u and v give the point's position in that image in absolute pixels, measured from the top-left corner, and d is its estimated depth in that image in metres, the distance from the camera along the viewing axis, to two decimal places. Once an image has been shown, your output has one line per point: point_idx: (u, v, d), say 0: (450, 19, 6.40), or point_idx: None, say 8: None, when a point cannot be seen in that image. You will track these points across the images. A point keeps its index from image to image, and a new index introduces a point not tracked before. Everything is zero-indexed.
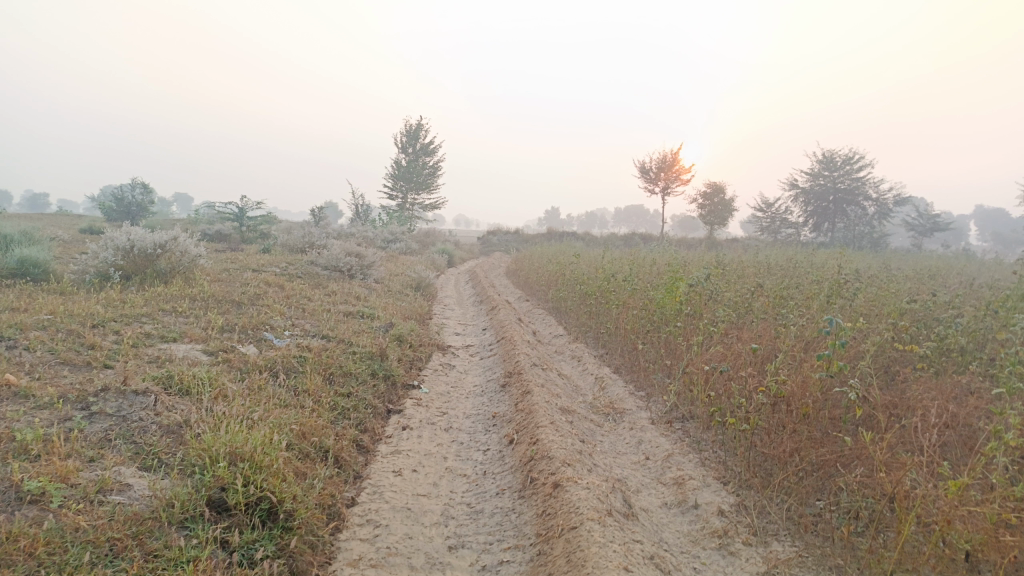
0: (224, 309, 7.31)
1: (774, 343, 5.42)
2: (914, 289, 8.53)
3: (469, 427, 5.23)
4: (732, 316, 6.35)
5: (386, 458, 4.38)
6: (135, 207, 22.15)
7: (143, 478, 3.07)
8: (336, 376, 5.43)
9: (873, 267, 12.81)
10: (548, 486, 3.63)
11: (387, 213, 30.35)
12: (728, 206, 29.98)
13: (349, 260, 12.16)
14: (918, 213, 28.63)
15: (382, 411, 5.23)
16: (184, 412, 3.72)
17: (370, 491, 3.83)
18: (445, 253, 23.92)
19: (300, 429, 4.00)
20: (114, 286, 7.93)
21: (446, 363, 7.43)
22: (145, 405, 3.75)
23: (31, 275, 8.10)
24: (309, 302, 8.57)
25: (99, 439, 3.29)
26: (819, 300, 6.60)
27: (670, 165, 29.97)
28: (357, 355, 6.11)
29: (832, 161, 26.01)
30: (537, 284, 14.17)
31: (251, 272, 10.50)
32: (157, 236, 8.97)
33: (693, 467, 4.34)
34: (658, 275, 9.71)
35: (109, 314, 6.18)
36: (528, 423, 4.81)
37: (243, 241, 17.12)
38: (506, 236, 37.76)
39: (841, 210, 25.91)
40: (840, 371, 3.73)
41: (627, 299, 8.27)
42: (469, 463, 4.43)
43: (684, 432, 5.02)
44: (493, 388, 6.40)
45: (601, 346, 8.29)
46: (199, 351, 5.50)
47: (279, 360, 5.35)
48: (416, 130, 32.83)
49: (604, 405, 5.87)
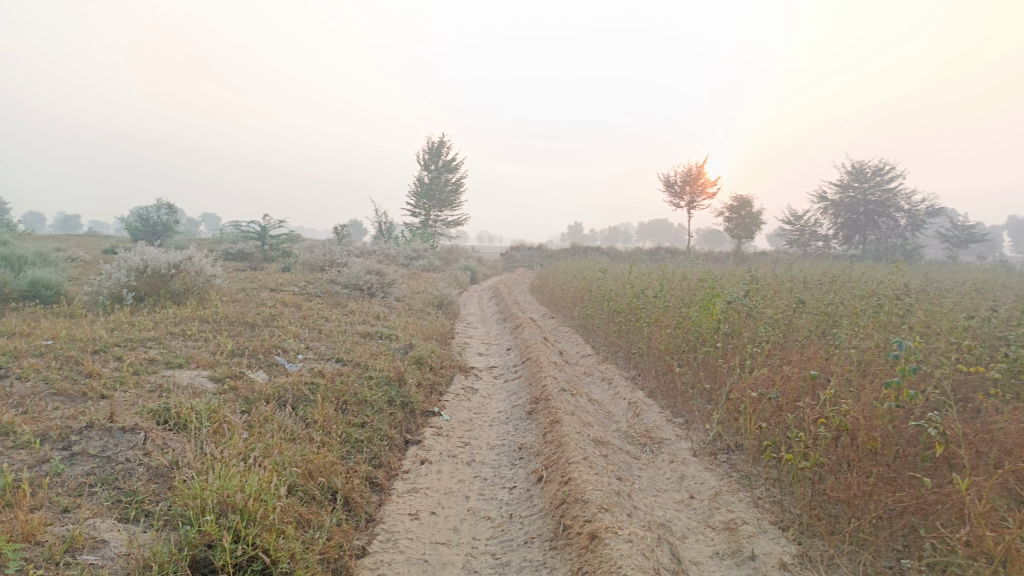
0: (236, 331, 6.98)
1: (827, 366, 4.95)
2: (966, 304, 7.98)
3: (494, 460, 4.79)
4: (776, 337, 5.89)
5: (402, 498, 3.97)
6: (161, 227, 22.15)
7: (123, 533, 2.68)
8: (350, 404, 5.03)
9: (915, 280, 12.19)
10: (584, 537, 3.17)
11: (410, 230, 30.12)
12: (755, 219, 29.34)
13: (370, 278, 11.83)
14: (952, 224, 27.82)
15: (399, 442, 4.83)
16: (176, 452, 3.35)
17: (383, 539, 3.41)
18: (468, 270, 23.59)
19: (306, 468, 3.60)
20: (125, 309, 7.65)
21: (468, 386, 7.02)
22: (133, 443, 3.37)
23: (43, 296, 7.85)
24: (327, 323, 8.23)
25: (78, 486, 2.92)
26: (870, 317, 6.11)
27: (696, 179, 29.44)
28: (373, 379, 5.71)
29: (862, 172, 25.35)
30: (562, 301, 13.73)
31: (270, 292, 10.20)
32: (171, 255, 8.71)
33: (745, 509, 3.87)
34: (690, 290, 9.25)
35: (114, 338, 5.86)
36: (558, 457, 4.37)
37: (266, 259, 16.92)
38: (530, 251, 37.39)
39: (872, 222, 25.19)
40: (913, 399, 3.26)
41: (659, 317, 7.80)
42: (493, 503, 4.00)
43: (731, 467, 4.56)
44: (519, 414, 5.97)
45: (633, 367, 7.82)
46: (205, 378, 5.14)
47: (289, 388, 4.97)
48: (438, 147, 32.73)
49: (639, 434, 5.42)
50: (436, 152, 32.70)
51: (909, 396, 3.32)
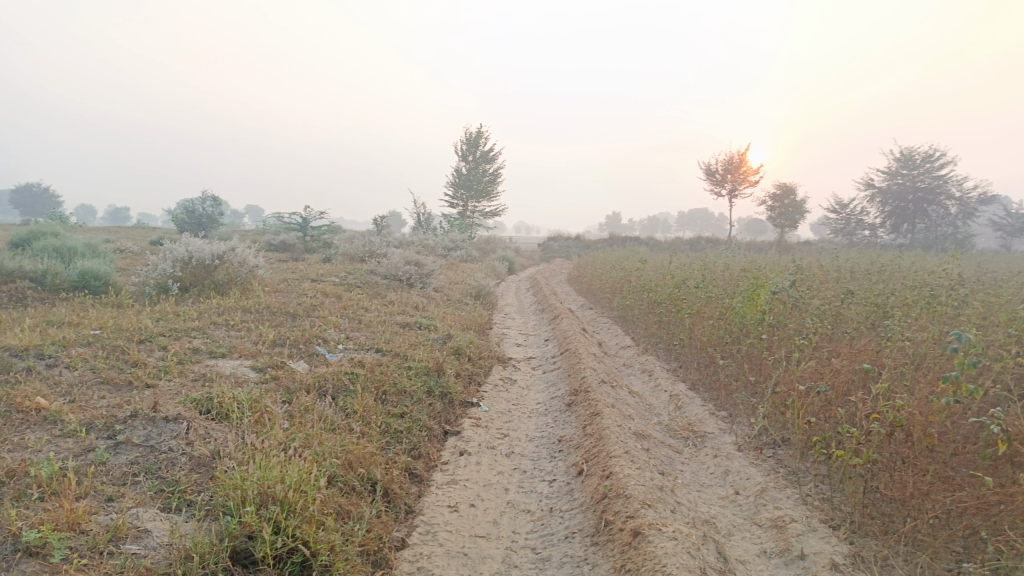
0: (278, 321, 7.04)
1: (878, 359, 4.78)
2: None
3: (533, 453, 4.74)
4: (824, 328, 5.71)
5: (441, 489, 3.94)
6: (206, 218, 22.56)
7: (165, 523, 2.70)
8: (390, 394, 5.03)
9: (968, 270, 11.77)
10: (626, 533, 3.10)
11: (448, 221, 30.19)
12: (799, 208, 28.71)
13: (409, 269, 11.87)
14: (1007, 212, 26.84)
15: (438, 433, 4.80)
16: (218, 442, 3.36)
17: (423, 531, 3.38)
18: (506, 261, 23.53)
19: (346, 459, 3.59)
20: (170, 299, 7.77)
21: (507, 377, 6.98)
22: (176, 433, 3.40)
23: (92, 287, 8.02)
24: (367, 313, 8.26)
25: (122, 475, 2.95)
26: (923, 308, 5.90)
27: (738, 167, 28.90)
28: (412, 370, 5.70)
29: (911, 159, 24.61)
30: (601, 292, 13.61)
31: (310, 282, 10.29)
32: (214, 246, 8.81)
33: (794, 506, 3.75)
34: (733, 281, 9.06)
35: (159, 328, 5.95)
36: (599, 450, 4.29)
37: (307, 250, 17.11)
38: (568, 241, 37.18)
39: (921, 210, 24.39)
40: (973, 394, 3.11)
41: (701, 308, 7.65)
42: (533, 496, 3.94)
43: (777, 462, 4.43)
44: (558, 406, 5.90)
45: (674, 358, 7.69)
46: (247, 368, 5.18)
47: (329, 377, 4.99)
48: (476, 138, 32.71)
49: (682, 427, 5.31)
50: (474, 143, 32.67)
51: (968, 391, 3.17)
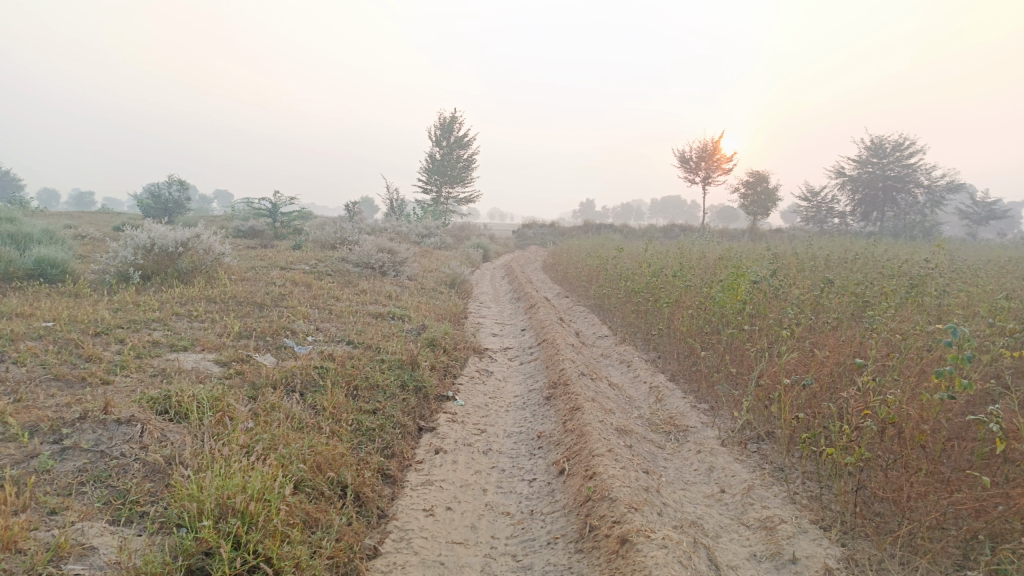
0: (244, 311, 6.76)
1: (864, 351, 4.67)
2: (1001, 283, 7.63)
3: (512, 450, 4.57)
4: (805, 318, 5.61)
5: (416, 491, 3.75)
6: (173, 203, 21.98)
7: (114, 538, 2.47)
8: (361, 389, 4.81)
9: (940, 257, 11.83)
10: (613, 540, 2.94)
11: (421, 207, 29.79)
12: (772, 196, 28.82)
13: (382, 256, 11.58)
14: (973, 201, 27.24)
15: (413, 430, 4.60)
16: (175, 446, 3.13)
17: (396, 538, 3.19)
18: (480, 248, 23.29)
19: (314, 462, 3.38)
20: (131, 288, 7.44)
21: (483, 369, 6.80)
22: (129, 436, 3.15)
23: (48, 275, 7.65)
24: (338, 302, 8.00)
25: (67, 484, 2.72)
26: (904, 298, 5.81)
27: (711, 154, 28.91)
28: (385, 363, 5.49)
29: (881, 147, 24.81)
30: (577, 280, 13.47)
31: (280, 270, 9.99)
32: (178, 233, 8.46)
33: (782, 506, 3.62)
34: (711, 269, 8.96)
35: (117, 319, 5.66)
36: (580, 448, 4.13)
37: (277, 237, 16.71)
38: (543, 229, 36.96)
39: (890, 198, 24.64)
40: (968, 391, 2.99)
41: (680, 298, 7.52)
42: (512, 497, 3.77)
43: (763, 458, 4.31)
44: (537, 399, 5.73)
45: (653, 349, 7.57)
46: (210, 362, 4.93)
47: (297, 372, 4.75)
48: (450, 123, 32.25)
49: (663, 422, 5.17)
50: (448, 127, 32.23)
51: (962, 386, 3.04)
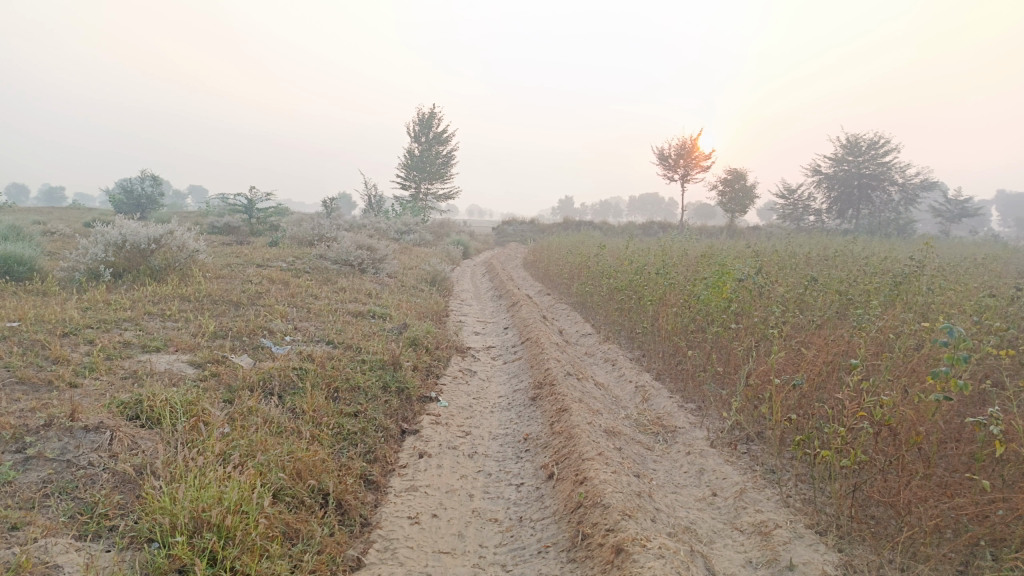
0: (220, 310, 6.56)
1: (854, 350, 4.62)
2: (981, 280, 7.67)
3: (498, 453, 4.45)
4: (792, 316, 5.56)
5: (400, 498, 3.61)
6: (145, 199, 21.56)
7: (81, 555, 2.31)
8: (342, 391, 4.66)
9: (917, 253, 11.89)
10: (607, 550, 2.83)
11: (400, 204, 29.54)
12: (749, 193, 28.96)
13: (361, 253, 11.40)
14: (946, 199, 27.59)
15: (395, 433, 4.47)
16: (147, 454, 2.97)
17: (380, 548, 3.06)
18: (461, 245, 23.13)
19: (294, 469, 3.24)
20: (101, 287, 7.20)
21: (466, 368, 6.68)
22: (97, 444, 2.98)
23: (14, 273, 7.39)
24: (316, 301, 7.83)
25: (30, 496, 2.55)
26: (890, 295, 5.78)
27: (690, 152, 28.99)
28: (366, 363, 5.34)
29: (857, 146, 25.01)
30: (558, 278, 13.39)
31: (256, 268, 9.77)
32: (150, 229, 8.23)
33: (776, 509, 3.55)
34: (693, 267, 8.91)
35: (85, 319, 5.45)
36: (569, 452, 4.02)
37: (253, 233, 16.43)
38: (523, 225, 36.84)
39: (866, 196, 24.86)
40: (963, 392, 2.90)
41: (664, 295, 7.44)
42: (499, 502, 3.66)
43: (753, 459, 4.23)
44: (522, 400, 5.62)
45: (638, 347, 7.50)
46: (184, 364, 4.75)
47: (275, 374, 4.59)
48: (429, 119, 31.99)
49: (651, 422, 5.09)
50: (426, 123, 31.98)
51: (959, 387, 2.97)
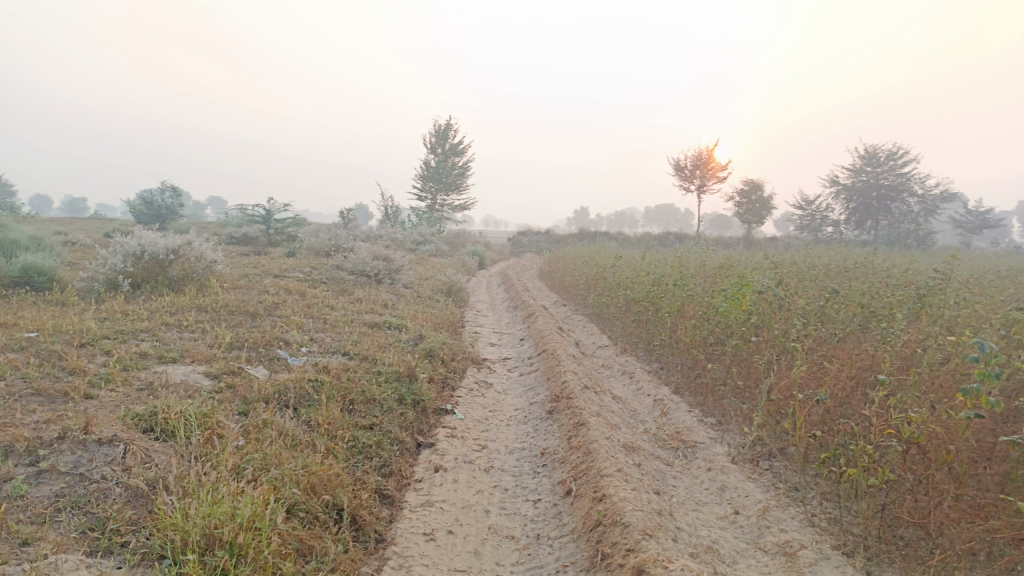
0: (236, 321, 6.56)
1: (879, 364, 4.51)
2: (1007, 293, 7.50)
3: (514, 467, 4.39)
4: (814, 330, 5.45)
5: (415, 513, 3.55)
6: (165, 210, 21.77)
7: (92, 570, 2.26)
8: (357, 404, 4.62)
9: (940, 264, 11.69)
10: (628, 571, 2.75)
11: (416, 215, 29.61)
12: (767, 204, 28.75)
13: (377, 264, 11.40)
14: (968, 210, 27.23)
15: (411, 446, 4.41)
16: (160, 468, 2.94)
17: (395, 565, 2.99)
18: (476, 256, 23.13)
19: (308, 483, 3.19)
20: (119, 297, 7.23)
21: (482, 380, 6.61)
22: (110, 458, 2.95)
23: (34, 283, 7.44)
24: (332, 311, 7.82)
25: (42, 511, 2.51)
26: (914, 307, 5.66)
27: (706, 163, 28.87)
28: (381, 375, 5.30)
29: (876, 156, 24.78)
30: (574, 288, 13.31)
31: (272, 278, 9.78)
32: (169, 240, 8.27)
33: (800, 529, 3.45)
34: (711, 278, 8.81)
35: (103, 330, 5.45)
36: (587, 468, 3.95)
37: (271, 244, 16.51)
38: (539, 236, 36.79)
39: (885, 207, 24.59)
40: (996, 410, 2.79)
41: (682, 307, 7.35)
42: (516, 519, 3.59)
43: (776, 476, 4.14)
44: (538, 413, 5.54)
45: (655, 360, 7.40)
46: (200, 375, 4.73)
47: (290, 386, 4.56)
48: (445, 130, 32.10)
49: (670, 437, 5.00)
50: (442, 134, 32.10)
51: (990, 404, 2.86)
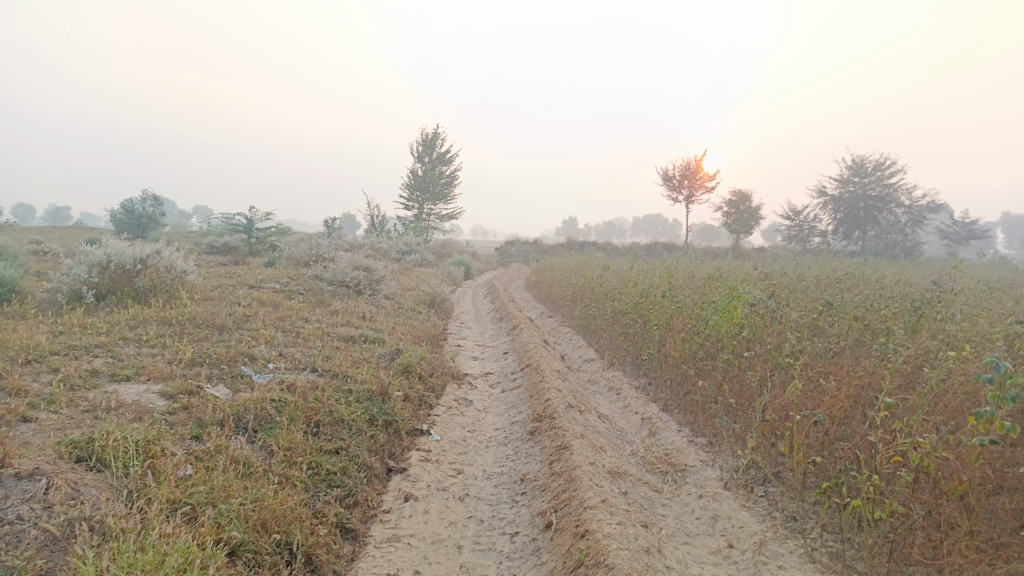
0: (202, 335, 6.21)
1: (880, 383, 4.23)
2: (1002, 306, 7.29)
3: (491, 495, 4.07)
4: (809, 345, 5.18)
5: (380, 550, 3.23)
6: (146, 219, 21.34)
7: None
8: (323, 425, 4.30)
9: (930, 276, 11.49)
10: None
11: (402, 224, 29.29)
12: (754, 214, 28.59)
13: (357, 274, 11.07)
14: (953, 221, 27.20)
15: (380, 472, 4.09)
16: (87, 507, 2.60)
17: None
18: (462, 266, 22.81)
19: (258, 520, 2.87)
20: (80, 309, 6.86)
21: (461, 397, 6.30)
22: (29, 494, 2.61)
23: None
24: (307, 324, 7.48)
25: None
26: (911, 321, 5.40)
27: (693, 173, 28.72)
28: (352, 394, 4.98)
29: (863, 167, 24.70)
30: (561, 299, 13.03)
31: (247, 289, 9.43)
32: (137, 250, 7.91)
33: (801, 566, 3.15)
34: (699, 290, 8.56)
35: (54, 345, 5.08)
36: (569, 497, 3.64)
37: (251, 254, 16.13)
38: (526, 246, 36.47)
39: (872, 217, 24.50)
40: (1014, 436, 2.52)
41: (670, 320, 7.08)
42: (490, 556, 3.27)
43: (771, 505, 3.84)
44: (519, 434, 5.23)
45: (643, 375, 7.11)
46: (154, 395, 4.39)
47: (250, 407, 4.23)
48: (432, 139, 31.92)
49: (660, 460, 4.70)
50: (430, 143, 31.95)
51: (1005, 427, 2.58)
